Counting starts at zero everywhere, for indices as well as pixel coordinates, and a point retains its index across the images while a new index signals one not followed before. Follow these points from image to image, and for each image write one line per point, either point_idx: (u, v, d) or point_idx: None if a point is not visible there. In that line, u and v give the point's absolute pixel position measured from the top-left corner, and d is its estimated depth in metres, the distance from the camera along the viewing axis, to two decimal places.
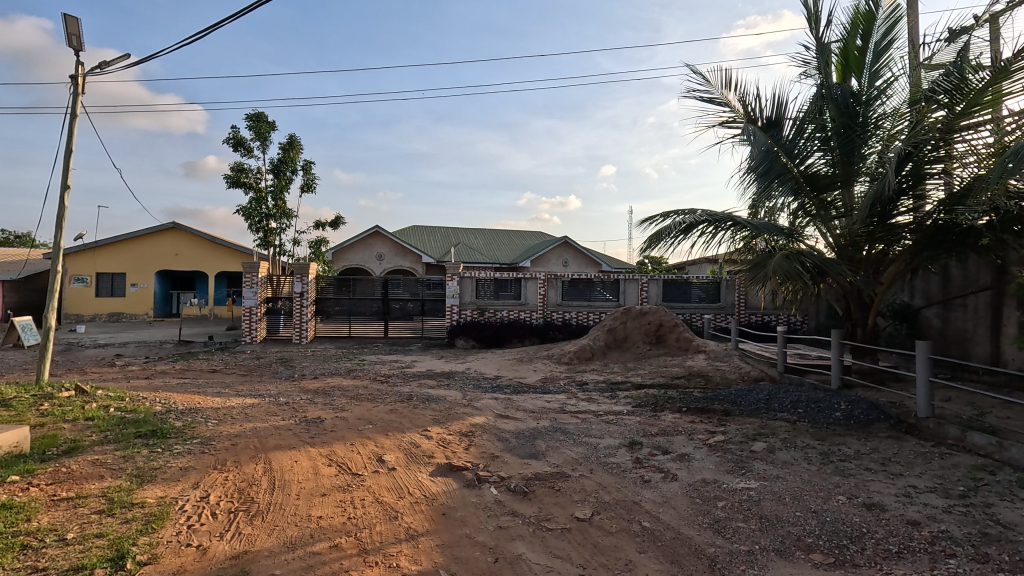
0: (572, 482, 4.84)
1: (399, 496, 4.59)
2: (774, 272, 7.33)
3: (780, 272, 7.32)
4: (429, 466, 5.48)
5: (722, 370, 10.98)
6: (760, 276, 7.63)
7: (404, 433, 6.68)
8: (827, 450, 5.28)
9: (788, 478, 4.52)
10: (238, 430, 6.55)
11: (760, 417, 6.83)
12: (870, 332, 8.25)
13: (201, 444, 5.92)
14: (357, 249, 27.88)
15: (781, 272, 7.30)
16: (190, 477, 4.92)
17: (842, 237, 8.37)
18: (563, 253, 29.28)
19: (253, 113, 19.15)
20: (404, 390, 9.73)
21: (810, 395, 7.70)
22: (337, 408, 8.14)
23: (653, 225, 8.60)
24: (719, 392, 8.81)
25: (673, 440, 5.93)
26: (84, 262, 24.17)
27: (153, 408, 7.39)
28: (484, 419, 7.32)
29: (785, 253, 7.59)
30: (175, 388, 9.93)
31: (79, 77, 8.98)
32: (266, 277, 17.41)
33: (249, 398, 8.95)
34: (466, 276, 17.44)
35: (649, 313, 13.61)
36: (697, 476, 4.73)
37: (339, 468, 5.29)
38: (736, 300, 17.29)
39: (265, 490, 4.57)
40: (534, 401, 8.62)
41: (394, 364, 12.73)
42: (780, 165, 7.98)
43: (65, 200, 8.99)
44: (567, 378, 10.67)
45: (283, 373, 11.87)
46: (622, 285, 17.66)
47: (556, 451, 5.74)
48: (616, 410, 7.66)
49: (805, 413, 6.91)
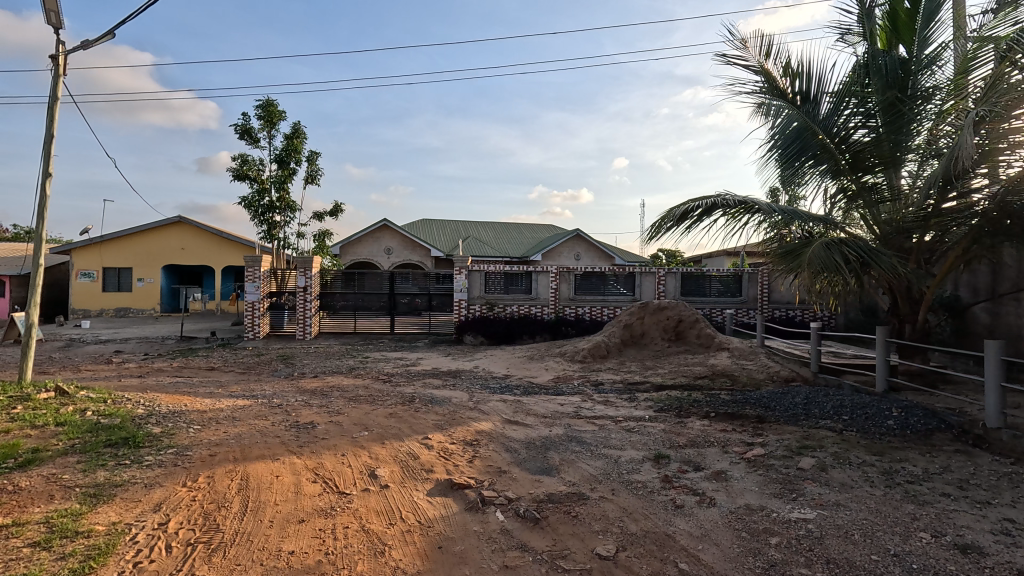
0: (590, 506, 4.14)
1: (390, 523, 3.95)
2: (810, 263, 6.55)
3: (817, 264, 6.52)
4: (426, 483, 4.81)
5: (748, 369, 10.21)
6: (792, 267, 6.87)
7: (402, 441, 6.04)
8: (890, 468, 4.53)
9: (851, 506, 3.79)
10: (220, 438, 5.95)
11: (800, 424, 6.08)
12: (920, 330, 7.37)
13: (176, 454, 5.32)
14: (364, 242, 27.33)
15: (819, 264, 6.53)
16: (153, 496, 4.31)
17: (885, 224, 7.45)
18: (574, 246, 28.47)
19: (263, 101, 18.54)
20: (406, 391, 9.09)
21: (855, 399, 6.91)
22: (333, 410, 7.53)
23: (665, 209, 7.83)
24: (748, 395, 8.06)
25: (705, 453, 5.20)
26: (90, 256, 23.89)
27: (133, 412, 6.84)
28: (491, 425, 6.64)
29: (824, 243, 6.78)
30: (166, 388, 9.40)
31: (59, 57, 8.44)
32: (269, 271, 16.91)
33: (241, 399, 8.37)
34: (474, 269, 16.79)
35: (668, 308, 12.80)
36: (739, 502, 4.00)
37: (323, 485, 4.64)
38: (758, 294, 16.40)
39: (233, 515, 3.94)
40: (546, 403, 7.94)
41: (398, 362, 12.11)
42: (815, 144, 7.11)
43: (47, 188, 8.47)
44: (582, 378, 9.97)
45: (282, 372, 11.33)
46: (638, 278, 16.81)
47: (571, 466, 5.04)
48: (637, 415, 6.94)
49: (852, 420, 6.16)
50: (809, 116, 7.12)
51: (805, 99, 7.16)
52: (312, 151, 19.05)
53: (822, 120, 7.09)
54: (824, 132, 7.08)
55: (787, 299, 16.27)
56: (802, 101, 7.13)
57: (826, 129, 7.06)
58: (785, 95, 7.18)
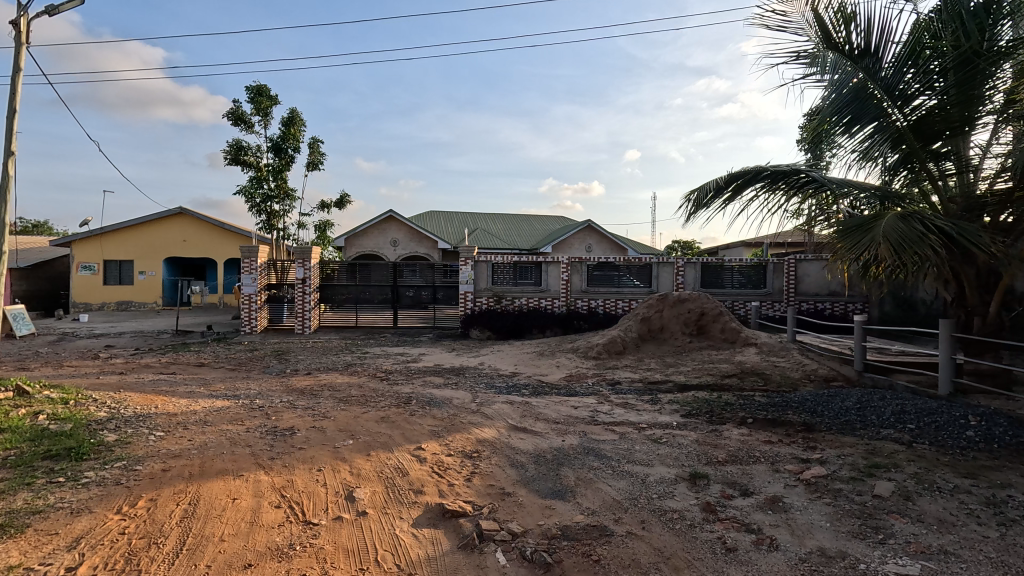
0: (616, 547, 3.25)
1: (359, 568, 3.12)
2: (883, 237, 5.09)
3: (895, 238, 5.05)
4: (412, 510, 3.96)
5: (781, 367, 9.24)
6: (856, 245, 5.35)
7: (390, 452, 5.20)
8: (995, 498, 3.57)
9: (964, 559, 2.84)
10: (180, 448, 5.13)
11: (860, 436, 5.13)
12: (991, 324, 6.32)
13: (122, 470, 4.51)
14: (370, 234, 26.57)
15: (896, 237, 5.06)
16: (75, 527, 3.50)
17: (952, 201, 6.42)
18: (586, 237, 27.51)
19: (254, 85, 17.80)
20: (403, 391, 8.26)
21: (918, 403, 5.94)
22: (319, 414, 6.70)
23: (700, 186, 7.13)
24: (787, 396, 7.11)
25: (751, 472, 4.29)
26: (90, 248, 23.40)
27: (92, 415, 6.07)
28: (494, 433, 5.77)
29: (898, 215, 5.38)
30: (143, 386, 8.64)
31: (22, 22, 7.67)
32: (267, 262, 16.21)
33: (220, 400, 7.58)
34: (480, 260, 15.93)
35: (689, 301, 11.85)
36: (809, 546, 3.09)
37: (287, 513, 3.81)
38: (784, 286, 15.29)
39: (162, 559, 3.12)
40: (557, 406, 7.04)
41: (398, 359, 11.30)
42: (875, 107, 6.07)
43: (9, 168, 7.71)
44: (596, 377, 9.08)
45: (273, 369, 10.58)
46: (655, 269, 15.81)
47: (589, 488, 4.16)
48: (663, 422, 6.04)
49: (921, 430, 5.21)
50: (869, 72, 6.04)
51: (864, 53, 6.09)
52: (313, 138, 18.23)
53: (885, 77, 5.99)
54: (887, 90, 5.99)
55: (815, 291, 15.15)
56: (862, 54, 6.05)
57: (891, 87, 5.97)
58: (841, 48, 6.09)
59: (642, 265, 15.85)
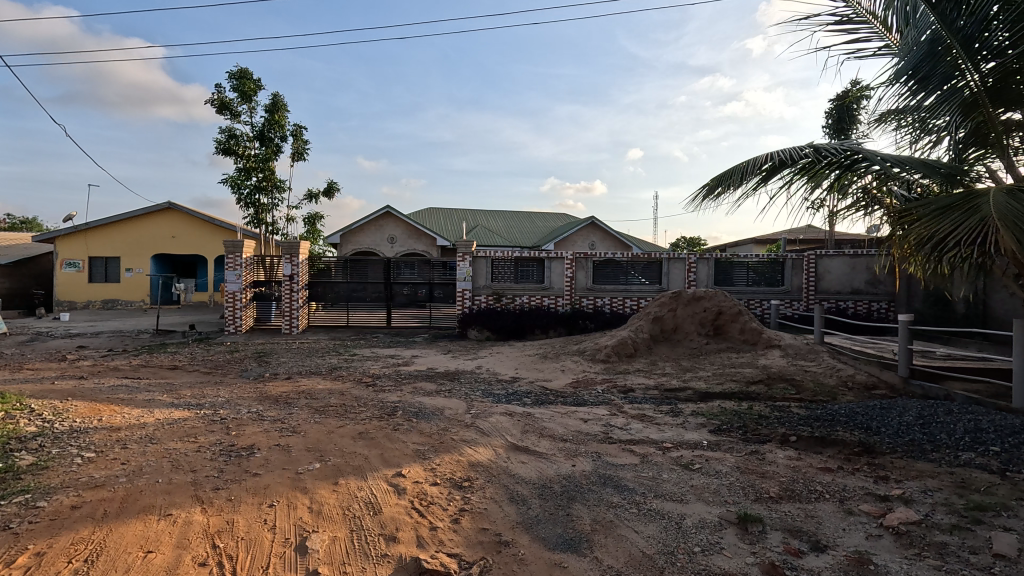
0: None
1: None
2: (998, 216, 4.06)
3: (1009, 215, 4.04)
4: (380, 567, 3.03)
5: (813, 373, 8.28)
6: (957, 226, 4.30)
7: (362, 480, 4.27)
8: None
9: None
10: (103, 476, 4.19)
11: (938, 463, 4.19)
12: None
13: (20, 507, 3.58)
14: (366, 231, 25.64)
15: (1014, 216, 4.02)
16: None
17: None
18: (589, 235, 26.54)
19: (237, 70, 16.93)
20: (389, 400, 7.30)
21: (995, 419, 4.99)
22: (289, 428, 5.77)
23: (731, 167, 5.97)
24: (829, 407, 6.15)
25: (817, 515, 3.35)
26: (75, 244, 22.54)
27: (16, 431, 5.16)
28: (490, 454, 4.84)
29: (1008, 190, 4.38)
30: (100, 392, 7.72)
31: None
32: (253, 258, 15.30)
33: (180, 410, 6.66)
34: (479, 256, 14.99)
35: (705, 299, 10.88)
36: None
37: None
38: (804, 283, 14.32)
39: None
40: (564, 419, 6.09)
41: (388, 361, 10.35)
42: (946, 66, 5.02)
43: None
44: (606, 383, 8.14)
45: (252, 372, 9.68)
46: (665, 265, 14.82)
47: (610, 536, 3.23)
48: (691, 440, 5.09)
49: (1010, 454, 4.26)
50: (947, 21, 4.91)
51: None
52: (298, 125, 17.38)
53: (963, 26, 4.80)
54: (965, 44, 4.85)
55: (837, 289, 14.13)
56: None
57: (973, 38, 4.81)
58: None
59: (651, 261, 14.87)
